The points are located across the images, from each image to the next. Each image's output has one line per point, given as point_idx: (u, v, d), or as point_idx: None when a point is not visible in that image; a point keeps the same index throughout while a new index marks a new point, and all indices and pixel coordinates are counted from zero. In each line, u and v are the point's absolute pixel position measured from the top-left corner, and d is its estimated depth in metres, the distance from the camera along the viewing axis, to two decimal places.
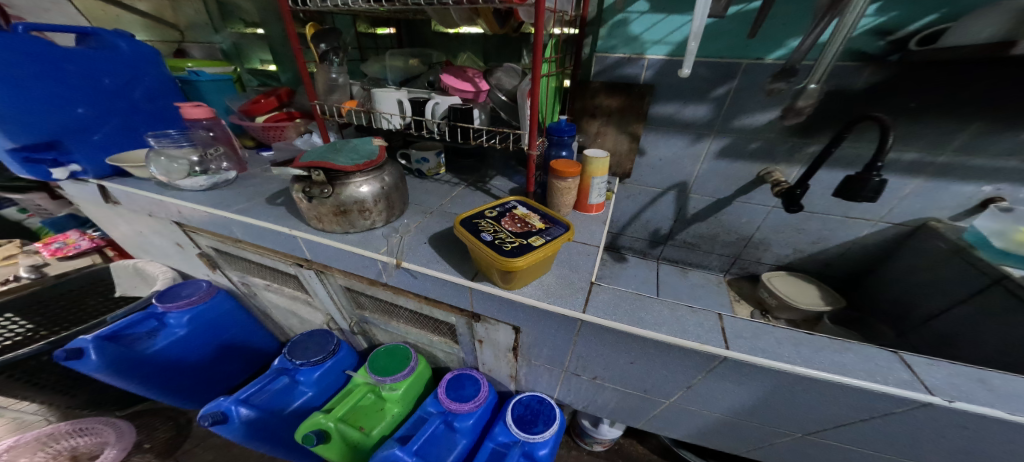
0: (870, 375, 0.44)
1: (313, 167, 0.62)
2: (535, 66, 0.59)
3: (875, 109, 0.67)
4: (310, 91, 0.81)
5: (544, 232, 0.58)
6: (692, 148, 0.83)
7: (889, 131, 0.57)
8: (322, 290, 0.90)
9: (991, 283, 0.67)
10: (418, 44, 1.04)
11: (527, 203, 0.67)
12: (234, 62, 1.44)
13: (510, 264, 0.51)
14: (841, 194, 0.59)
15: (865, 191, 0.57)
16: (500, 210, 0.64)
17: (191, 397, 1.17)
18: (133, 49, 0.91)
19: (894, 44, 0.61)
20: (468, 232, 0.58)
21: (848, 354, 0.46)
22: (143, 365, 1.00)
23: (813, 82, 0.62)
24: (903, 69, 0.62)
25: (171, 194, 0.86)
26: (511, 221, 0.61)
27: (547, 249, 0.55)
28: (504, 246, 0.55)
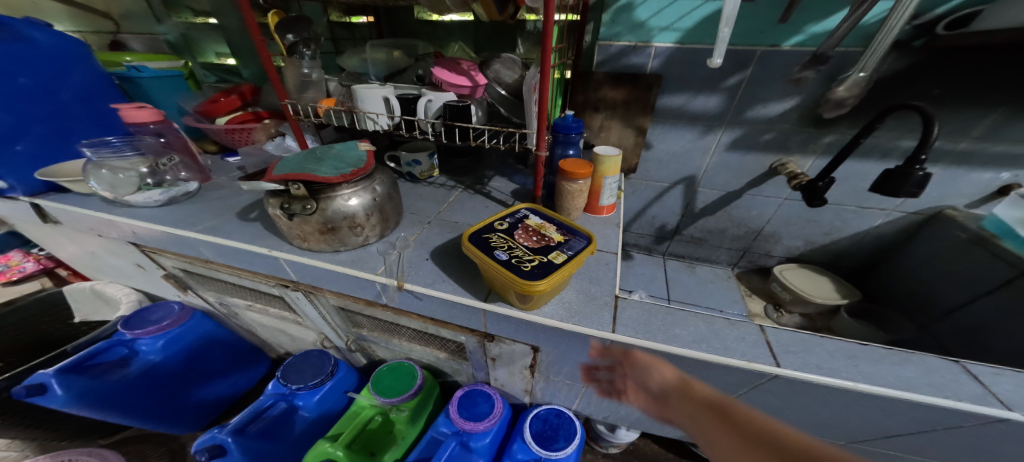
0: (938, 390, 0.46)
1: (291, 179, 0.54)
2: (546, 58, 0.54)
3: (898, 97, 0.65)
4: (279, 89, 0.71)
5: (564, 246, 0.54)
6: (702, 140, 0.80)
7: (933, 120, 0.56)
8: (312, 310, 0.82)
9: (1017, 274, 0.67)
10: (399, 35, 0.94)
11: (539, 210, 0.62)
12: (184, 56, 1.29)
13: (531, 287, 0.46)
14: (884, 192, 0.61)
15: (908, 185, 0.58)
16: (511, 221, 0.59)
17: (179, 423, 1.07)
18: (51, 40, 0.77)
19: (921, 28, 0.59)
20: (478, 249, 0.52)
21: (909, 367, 0.48)
22: (119, 397, 0.89)
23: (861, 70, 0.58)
24: (932, 54, 0.60)
25: (120, 213, 0.74)
26: (526, 235, 0.56)
27: (571, 267, 0.50)
28: (523, 265, 0.50)
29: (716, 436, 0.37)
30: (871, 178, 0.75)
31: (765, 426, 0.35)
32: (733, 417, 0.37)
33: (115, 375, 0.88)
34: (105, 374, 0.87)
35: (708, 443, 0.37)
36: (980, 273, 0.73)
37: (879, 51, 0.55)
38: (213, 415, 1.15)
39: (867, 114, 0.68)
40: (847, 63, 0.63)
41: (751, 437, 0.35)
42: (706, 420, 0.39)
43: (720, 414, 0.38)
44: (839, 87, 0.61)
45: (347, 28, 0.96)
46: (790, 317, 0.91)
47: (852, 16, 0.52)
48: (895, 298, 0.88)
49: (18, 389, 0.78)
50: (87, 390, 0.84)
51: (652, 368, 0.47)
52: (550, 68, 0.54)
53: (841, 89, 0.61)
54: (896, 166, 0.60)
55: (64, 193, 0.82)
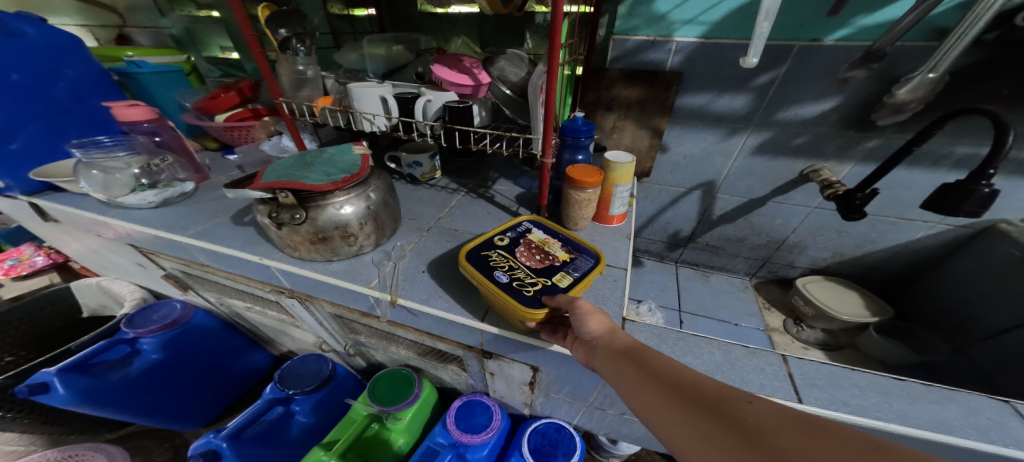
0: (984, 434, 0.41)
1: (277, 187, 0.50)
2: (553, 56, 0.49)
3: (959, 98, 0.57)
4: (274, 87, 0.67)
5: (569, 266, 0.50)
6: (724, 144, 0.74)
7: (1009, 129, 0.51)
8: (308, 316, 0.79)
9: None
10: (403, 29, 0.90)
11: (543, 223, 0.58)
12: (188, 50, 1.26)
13: (532, 317, 0.42)
14: (939, 208, 0.56)
15: (968, 204, 0.54)
16: (511, 236, 0.55)
17: (181, 419, 1.06)
18: (44, 36, 0.74)
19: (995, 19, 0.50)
20: (474, 269, 0.48)
21: (951, 407, 0.43)
22: (121, 395, 0.88)
23: (931, 72, 0.51)
24: (1008, 50, 0.51)
25: (115, 214, 0.72)
26: (528, 252, 0.52)
27: (577, 291, 0.46)
28: (524, 289, 0.46)
29: (620, 378, 0.34)
30: (915, 187, 0.67)
31: (668, 365, 0.32)
32: (639, 359, 0.34)
33: (117, 373, 0.86)
34: (107, 372, 0.85)
35: (616, 384, 0.34)
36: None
37: (958, 46, 0.47)
38: (216, 409, 1.15)
39: (922, 118, 0.60)
40: (904, 59, 0.55)
41: (651, 377, 0.32)
42: (618, 359, 0.35)
43: (625, 356, 0.35)
44: (901, 87, 0.55)
45: (347, 21, 0.92)
46: (811, 332, 0.86)
47: (918, 7, 0.45)
48: (929, 315, 0.82)
49: (21, 388, 0.76)
50: (89, 389, 0.82)
51: (579, 313, 0.40)
52: (558, 67, 0.50)
53: (903, 91, 0.55)
54: (957, 181, 0.55)
55: (62, 191, 0.81)
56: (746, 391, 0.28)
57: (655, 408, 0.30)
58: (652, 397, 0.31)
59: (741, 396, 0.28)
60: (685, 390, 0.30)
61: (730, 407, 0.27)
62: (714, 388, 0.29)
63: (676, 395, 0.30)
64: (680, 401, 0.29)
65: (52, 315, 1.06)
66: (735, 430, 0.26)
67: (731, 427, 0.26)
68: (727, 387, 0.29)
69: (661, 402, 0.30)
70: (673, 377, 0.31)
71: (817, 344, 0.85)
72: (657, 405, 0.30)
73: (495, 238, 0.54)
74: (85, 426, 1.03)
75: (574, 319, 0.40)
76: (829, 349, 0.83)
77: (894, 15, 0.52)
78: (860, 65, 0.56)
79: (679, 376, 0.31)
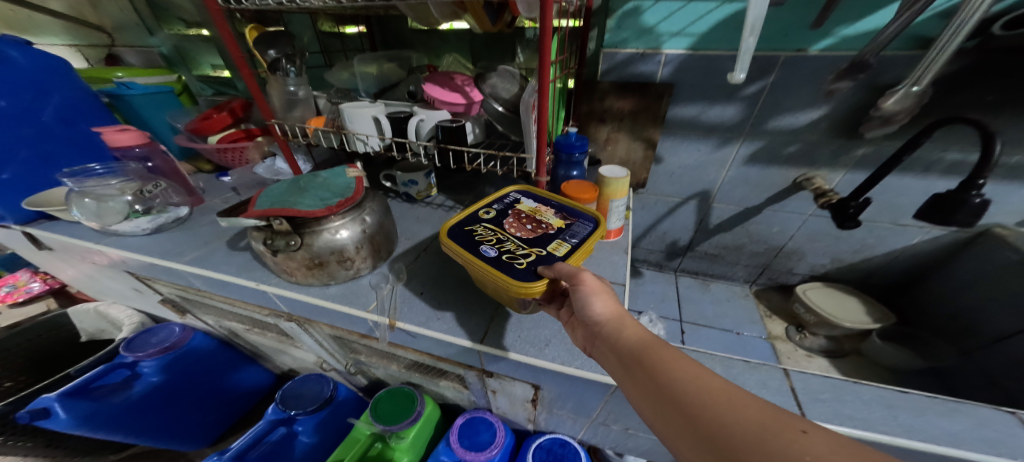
0: (994, 446, 0.41)
1: (272, 215, 0.50)
2: (544, 68, 0.50)
3: (944, 105, 0.57)
4: (265, 109, 0.67)
5: (566, 233, 0.50)
6: (717, 154, 0.74)
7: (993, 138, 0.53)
8: (308, 338, 0.78)
9: None
10: (394, 45, 0.90)
11: (533, 193, 0.59)
12: (178, 68, 1.27)
13: (526, 288, 0.41)
14: (933, 218, 0.60)
15: (961, 214, 0.57)
16: (498, 208, 0.55)
17: (184, 440, 1.05)
18: (30, 59, 0.74)
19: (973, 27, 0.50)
20: (459, 246, 0.47)
21: (960, 420, 0.43)
22: (122, 419, 0.87)
23: (918, 84, 0.50)
24: (987, 57, 0.51)
25: (108, 243, 0.71)
26: (520, 223, 0.52)
27: (576, 257, 0.46)
28: (516, 262, 0.45)
29: (631, 381, 0.34)
30: (909, 193, 0.68)
31: (693, 378, 0.31)
32: (657, 366, 0.33)
33: (117, 397, 0.85)
34: (107, 397, 0.84)
35: (626, 386, 0.34)
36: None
37: (941, 59, 0.47)
38: (219, 429, 1.14)
39: (910, 126, 0.60)
40: (889, 67, 0.56)
41: (666, 388, 0.31)
42: (632, 363, 0.35)
43: (639, 359, 0.35)
44: (887, 100, 0.54)
45: (337, 38, 0.92)
46: (814, 339, 0.86)
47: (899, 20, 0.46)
48: (930, 320, 0.82)
49: (22, 413, 0.75)
50: (90, 414, 0.81)
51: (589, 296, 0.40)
52: (550, 83, 0.51)
53: (889, 103, 0.54)
54: (948, 193, 0.57)
55: (55, 220, 0.81)
56: (799, 421, 0.27)
57: (668, 420, 0.31)
58: (666, 408, 0.31)
59: (792, 426, 0.26)
60: (710, 413, 0.29)
61: (769, 442, 0.26)
62: (751, 416, 0.28)
63: (699, 416, 0.29)
64: (699, 423, 0.29)
65: (50, 341, 1.05)
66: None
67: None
68: (774, 416, 0.27)
69: (678, 419, 0.30)
70: (695, 395, 0.30)
71: (821, 351, 0.85)
72: (672, 419, 0.30)
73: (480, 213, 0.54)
74: (86, 449, 1.02)
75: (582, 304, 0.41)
76: (834, 356, 0.83)
77: (877, 24, 0.53)
78: (845, 76, 0.58)
79: (705, 395, 0.30)
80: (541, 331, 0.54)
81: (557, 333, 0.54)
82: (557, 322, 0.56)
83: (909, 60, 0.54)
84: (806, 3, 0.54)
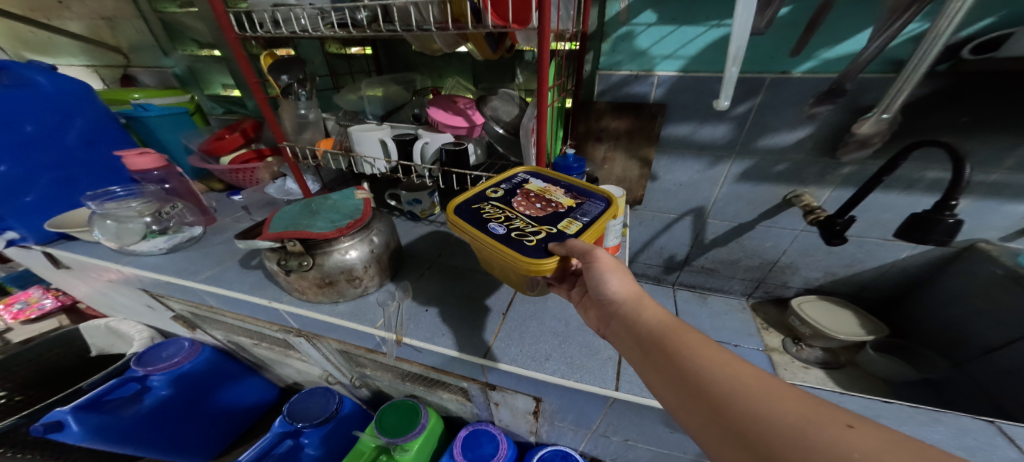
0: (971, 455, 0.47)
1: (286, 237, 0.53)
2: (542, 89, 0.54)
3: (920, 127, 0.59)
4: (276, 132, 0.71)
5: (577, 212, 0.52)
6: (710, 171, 0.77)
7: (964, 161, 0.55)
8: (315, 352, 0.80)
9: None
10: (398, 67, 0.94)
11: (540, 173, 0.60)
12: (190, 87, 1.32)
13: (538, 266, 0.43)
14: (910, 237, 0.59)
15: (936, 233, 0.57)
16: (506, 188, 0.57)
17: (192, 453, 1.07)
18: (56, 85, 0.78)
19: (945, 51, 0.53)
20: (469, 223, 0.49)
21: (940, 430, 0.49)
22: (132, 432, 0.89)
23: (886, 113, 0.53)
24: (960, 79, 0.54)
25: (125, 262, 0.74)
26: (530, 201, 0.54)
27: (587, 234, 0.48)
28: (526, 239, 0.47)
29: (654, 366, 0.36)
30: (895, 209, 0.70)
31: (723, 367, 0.33)
32: (683, 355, 0.35)
33: (128, 410, 0.88)
34: (118, 410, 0.87)
35: (648, 372, 0.36)
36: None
37: (908, 86, 0.50)
38: (225, 441, 1.16)
39: (889, 146, 0.63)
40: (867, 89, 0.58)
41: (692, 375, 0.33)
42: (655, 349, 0.37)
43: (662, 345, 0.37)
44: (861, 125, 0.58)
45: (344, 60, 0.96)
46: (810, 350, 0.87)
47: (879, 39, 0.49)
48: (922, 332, 0.84)
49: (36, 426, 0.78)
50: (101, 426, 0.84)
51: (604, 274, 0.43)
52: (547, 107, 0.55)
53: (864, 128, 0.59)
54: (924, 211, 0.58)
55: (74, 239, 0.84)
56: (844, 414, 0.28)
57: (694, 410, 0.32)
58: (693, 397, 0.32)
59: (837, 420, 0.27)
60: (740, 405, 0.30)
61: (807, 437, 0.27)
62: (786, 408, 0.29)
63: (728, 406, 0.31)
64: (725, 412, 0.30)
65: (63, 355, 1.08)
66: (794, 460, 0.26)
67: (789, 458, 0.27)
68: (816, 412, 0.28)
69: (704, 408, 0.31)
70: (724, 385, 0.32)
71: (817, 363, 0.85)
72: (697, 405, 0.32)
73: (489, 192, 0.56)
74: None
75: (601, 286, 0.43)
76: (830, 367, 0.84)
77: (854, 48, 0.56)
78: (824, 100, 0.61)
79: (736, 387, 0.31)
80: (541, 346, 0.57)
81: (557, 347, 0.56)
82: (556, 337, 0.58)
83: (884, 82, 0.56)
84: (785, 29, 0.58)
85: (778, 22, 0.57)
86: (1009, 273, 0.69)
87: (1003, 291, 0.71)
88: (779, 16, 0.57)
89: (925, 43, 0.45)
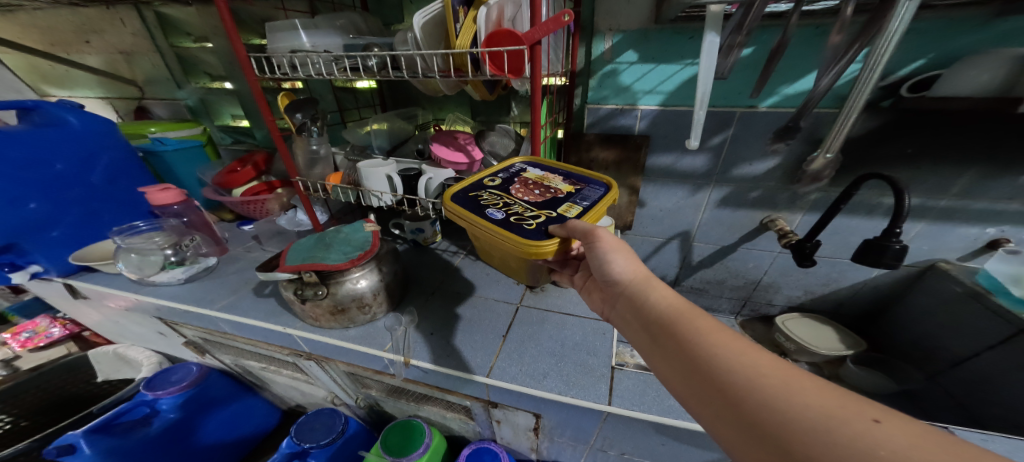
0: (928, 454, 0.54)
1: (303, 269, 0.58)
2: (535, 123, 0.61)
3: (872, 158, 0.67)
4: (290, 169, 0.77)
5: (577, 197, 0.57)
6: (693, 198, 0.83)
7: (904, 192, 0.61)
8: (324, 374, 0.84)
9: (1018, 332, 0.70)
10: (402, 102, 1.01)
11: (537, 163, 0.66)
12: (201, 118, 1.38)
13: (539, 248, 0.47)
14: (865, 261, 0.65)
15: (886, 257, 0.62)
16: (504, 177, 0.63)
17: None
18: (85, 123, 0.84)
19: (887, 89, 0.60)
20: (468, 210, 0.54)
21: None
22: (141, 455, 0.91)
23: (829, 151, 0.64)
24: (901, 115, 0.61)
25: (145, 292, 0.79)
26: (528, 188, 0.59)
27: (590, 216, 0.53)
28: (526, 223, 0.51)
29: (665, 353, 0.39)
30: (861, 231, 0.75)
31: (740, 357, 0.35)
32: (696, 342, 0.38)
33: (138, 433, 0.91)
34: (128, 432, 0.90)
35: (660, 358, 0.40)
36: (983, 327, 0.75)
37: (853, 113, 0.56)
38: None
39: (845, 175, 0.70)
40: (822, 123, 0.66)
41: (706, 364, 0.36)
42: (666, 334, 0.40)
43: (674, 332, 0.40)
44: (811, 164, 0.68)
45: (350, 93, 1.02)
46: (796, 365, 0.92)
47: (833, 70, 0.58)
48: (899, 347, 0.89)
49: (52, 450, 0.85)
50: (111, 450, 0.88)
51: (608, 254, 0.47)
52: (539, 137, 0.62)
53: (813, 166, 0.69)
54: (874, 238, 0.64)
55: (95, 271, 0.89)
56: (870, 409, 0.29)
57: (706, 399, 0.35)
58: (707, 387, 0.35)
59: (864, 415, 0.29)
60: (755, 395, 0.32)
61: (828, 433, 0.28)
62: (808, 401, 0.31)
63: (743, 398, 0.33)
64: (740, 403, 0.33)
65: (71, 381, 1.10)
66: (812, 453, 0.28)
67: (808, 453, 0.28)
68: (841, 410, 0.30)
69: (719, 398, 0.34)
70: (741, 377, 0.34)
71: None
72: (711, 394, 0.35)
73: (486, 180, 0.62)
74: None
75: (610, 267, 0.48)
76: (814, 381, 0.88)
77: (808, 85, 0.64)
78: (784, 134, 0.69)
79: (754, 378, 0.33)
80: (539, 364, 0.61)
81: (554, 365, 0.61)
82: (554, 356, 0.62)
83: (833, 116, 0.64)
84: (749, 67, 0.65)
85: (743, 61, 0.65)
86: (968, 290, 0.74)
87: (965, 306, 0.76)
88: (743, 56, 0.64)
89: (862, 80, 0.52)
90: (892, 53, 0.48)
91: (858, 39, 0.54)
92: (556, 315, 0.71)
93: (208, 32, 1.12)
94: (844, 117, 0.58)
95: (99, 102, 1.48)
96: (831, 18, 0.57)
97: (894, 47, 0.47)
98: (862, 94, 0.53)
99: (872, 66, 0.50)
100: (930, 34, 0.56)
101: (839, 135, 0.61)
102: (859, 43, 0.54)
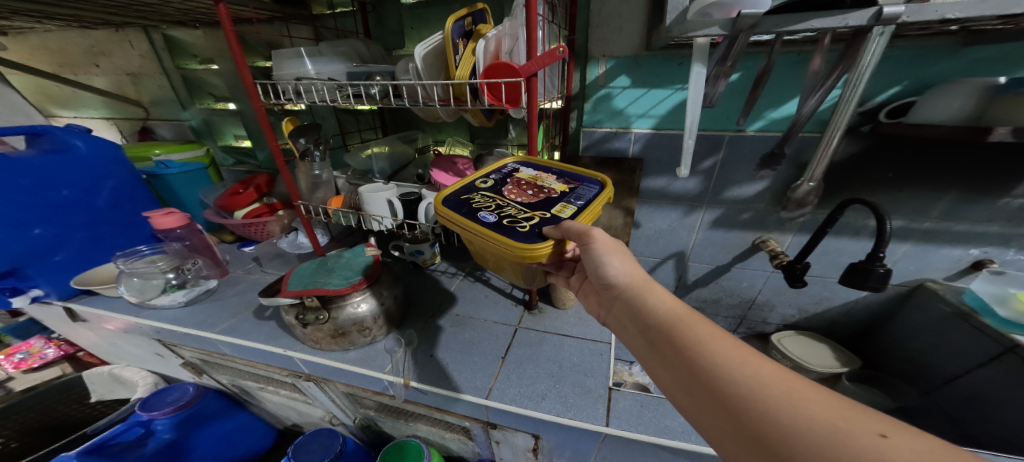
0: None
1: (306, 294, 0.60)
2: (530, 146, 0.63)
3: (856, 182, 0.70)
4: (293, 194, 0.79)
5: (572, 196, 0.58)
6: (686, 219, 0.85)
7: (886, 218, 0.64)
8: (322, 394, 0.84)
9: (1005, 350, 0.71)
10: (402, 124, 1.04)
11: (530, 162, 0.67)
12: (204, 139, 1.41)
13: (533, 251, 0.47)
14: (850, 283, 0.66)
15: (870, 280, 0.64)
16: (497, 177, 0.64)
17: None
18: (92, 147, 0.86)
19: (865, 115, 0.64)
20: (460, 214, 0.55)
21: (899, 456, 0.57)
22: None
23: (812, 178, 0.67)
24: (879, 139, 0.64)
25: (145, 316, 0.80)
26: (522, 188, 0.60)
27: (586, 217, 0.54)
28: (519, 226, 0.52)
29: (664, 361, 0.40)
30: (848, 253, 0.78)
31: (742, 366, 0.35)
32: (696, 349, 0.38)
33: (132, 454, 0.90)
34: (122, 454, 0.89)
35: (659, 366, 0.40)
36: (972, 343, 0.77)
37: (835, 138, 0.59)
38: None
39: (829, 199, 0.73)
40: (806, 147, 0.69)
41: (707, 373, 0.36)
42: (665, 340, 0.40)
43: (674, 339, 0.39)
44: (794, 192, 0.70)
45: (351, 115, 1.05)
46: None
47: (821, 89, 0.58)
48: (894, 364, 0.90)
49: None
50: None
51: (606, 257, 0.47)
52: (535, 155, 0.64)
53: (798, 194, 0.71)
54: (860, 261, 0.66)
55: (96, 294, 0.89)
56: (876, 423, 0.29)
57: (707, 410, 0.35)
58: (707, 397, 0.35)
59: (869, 429, 0.29)
60: (760, 407, 0.32)
61: (839, 446, 0.28)
62: (813, 414, 0.31)
63: (745, 410, 0.33)
64: (742, 415, 0.33)
65: (64, 403, 1.08)
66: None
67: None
68: (849, 422, 0.30)
69: (721, 409, 0.34)
70: (744, 386, 0.34)
71: None
72: (712, 404, 0.35)
73: (479, 182, 0.63)
74: None
75: (607, 270, 0.48)
76: None
77: (792, 110, 0.67)
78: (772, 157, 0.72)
79: (756, 388, 0.33)
80: (538, 385, 0.62)
81: (552, 387, 0.61)
82: (552, 377, 0.63)
83: (816, 140, 0.67)
84: (735, 93, 0.68)
85: (730, 87, 0.68)
86: (954, 310, 0.76)
87: (954, 324, 0.78)
88: (731, 82, 0.67)
89: (842, 106, 0.54)
90: (867, 83, 0.50)
91: (837, 68, 0.55)
92: (555, 336, 0.72)
93: (215, 54, 1.15)
94: (825, 140, 0.60)
95: (103, 122, 1.51)
96: (810, 46, 0.60)
97: (868, 79, 0.50)
98: (843, 119, 0.56)
99: (849, 93, 0.52)
100: (904, 64, 0.59)
101: (821, 161, 0.64)
102: (837, 72, 0.56)
